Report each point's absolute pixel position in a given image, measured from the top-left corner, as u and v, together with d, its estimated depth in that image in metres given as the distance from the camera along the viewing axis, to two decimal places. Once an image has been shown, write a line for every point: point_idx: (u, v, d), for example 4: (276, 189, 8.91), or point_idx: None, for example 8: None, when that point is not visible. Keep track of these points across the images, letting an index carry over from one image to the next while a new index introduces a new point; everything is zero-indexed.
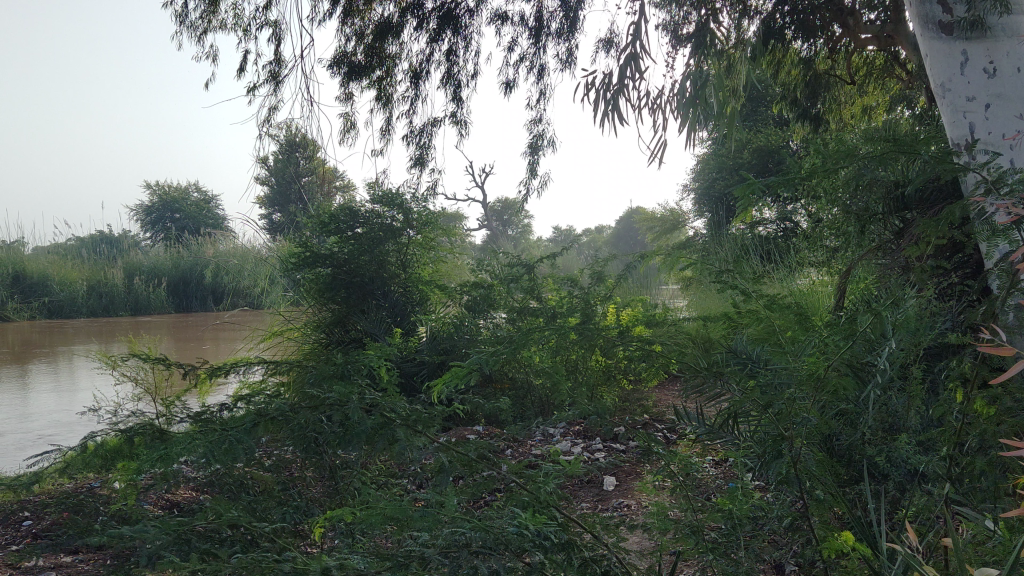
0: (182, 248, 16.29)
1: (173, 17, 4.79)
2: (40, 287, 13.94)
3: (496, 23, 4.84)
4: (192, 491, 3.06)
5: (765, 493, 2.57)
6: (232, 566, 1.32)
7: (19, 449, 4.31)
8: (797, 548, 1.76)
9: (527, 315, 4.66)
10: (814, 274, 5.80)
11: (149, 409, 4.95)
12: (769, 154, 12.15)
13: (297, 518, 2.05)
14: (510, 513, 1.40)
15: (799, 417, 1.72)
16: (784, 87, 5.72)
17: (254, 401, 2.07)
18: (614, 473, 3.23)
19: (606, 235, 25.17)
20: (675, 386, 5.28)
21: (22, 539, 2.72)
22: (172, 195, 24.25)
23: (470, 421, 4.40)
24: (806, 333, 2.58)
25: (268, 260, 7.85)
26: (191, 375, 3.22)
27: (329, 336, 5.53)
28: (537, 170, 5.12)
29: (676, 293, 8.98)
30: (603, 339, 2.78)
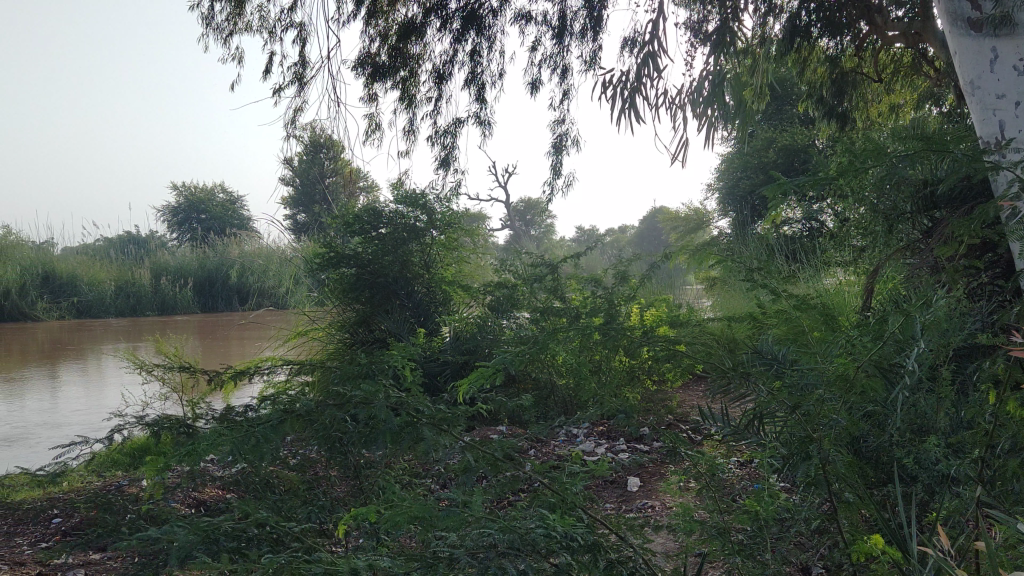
0: (209, 248, 16.45)
1: (199, 20, 4.83)
2: (69, 288, 14.09)
3: (519, 23, 4.84)
4: (218, 490, 3.08)
5: (791, 494, 2.52)
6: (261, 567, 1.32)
7: (46, 447, 4.39)
8: (825, 550, 1.74)
9: (551, 315, 4.65)
10: (840, 274, 5.75)
11: (177, 409, 5.00)
12: (794, 153, 12.03)
13: (323, 518, 2.05)
14: (536, 514, 1.40)
15: (828, 419, 1.70)
16: (810, 85, 5.67)
17: (279, 401, 2.08)
18: (638, 473, 3.22)
19: (630, 236, 25.13)
20: (698, 386, 5.26)
21: (51, 536, 2.76)
22: (198, 195, 24.48)
23: (493, 420, 4.40)
24: (833, 333, 2.55)
25: (294, 260, 7.91)
26: (215, 377, 3.25)
27: (352, 336, 5.56)
28: (561, 170, 5.11)
29: (700, 293, 8.94)
30: (627, 339, 2.77)
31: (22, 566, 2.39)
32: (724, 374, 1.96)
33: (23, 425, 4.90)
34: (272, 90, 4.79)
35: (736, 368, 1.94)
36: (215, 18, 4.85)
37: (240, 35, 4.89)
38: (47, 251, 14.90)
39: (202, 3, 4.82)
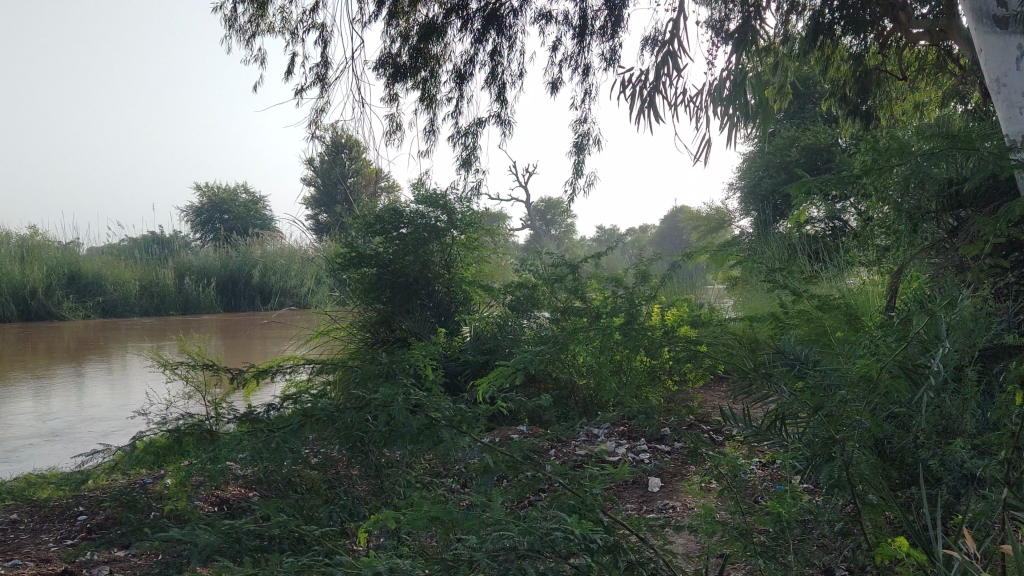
0: (231, 248, 16.62)
1: (222, 22, 4.87)
2: (94, 287, 14.19)
3: (540, 23, 4.84)
4: (241, 488, 3.10)
5: (815, 495, 2.50)
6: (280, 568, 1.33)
7: (73, 446, 4.42)
8: (848, 552, 1.73)
9: (572, 315, 4.64)
10: (864, 273, 5.70)
11: (200, 409, 5.03)
12: (817, 152, 11.93)
13: (344, 517, 2.06)
14: (555, 516, 1.39)
15: (852, 420, 1.69)
16: (833, 83, 5.62)
17: (300, 401, 2.10)
18: (659, 474, 3.20)
19: (651, 236, 25.06)
20: (720, 387, 5.23)
21: (77, 533, 2.79)
22: (221, 196, 24.69)
23: (514, 421, 4.39)
24: (857, 333, 2.52)
25: (315, 260, 7.95)
26: (238, 376, 3.27)
27: (374, 335, 5.58)
28: (583, 170, 5.10)
29: (722, 293, 8.90)
30: (648, 339, 2.75)
31: (49, 563, 2.41)
32: (746, 375, 1.95)
33: (50, 424, 4.95)
34: (294, 91, 4.82)
35: (758, 368, 1.93)
36: (238, 20, 4.89)
37: (262, 36, 4.92)
38: (73, 251, 15.01)
39: (225, 5, 4.86)
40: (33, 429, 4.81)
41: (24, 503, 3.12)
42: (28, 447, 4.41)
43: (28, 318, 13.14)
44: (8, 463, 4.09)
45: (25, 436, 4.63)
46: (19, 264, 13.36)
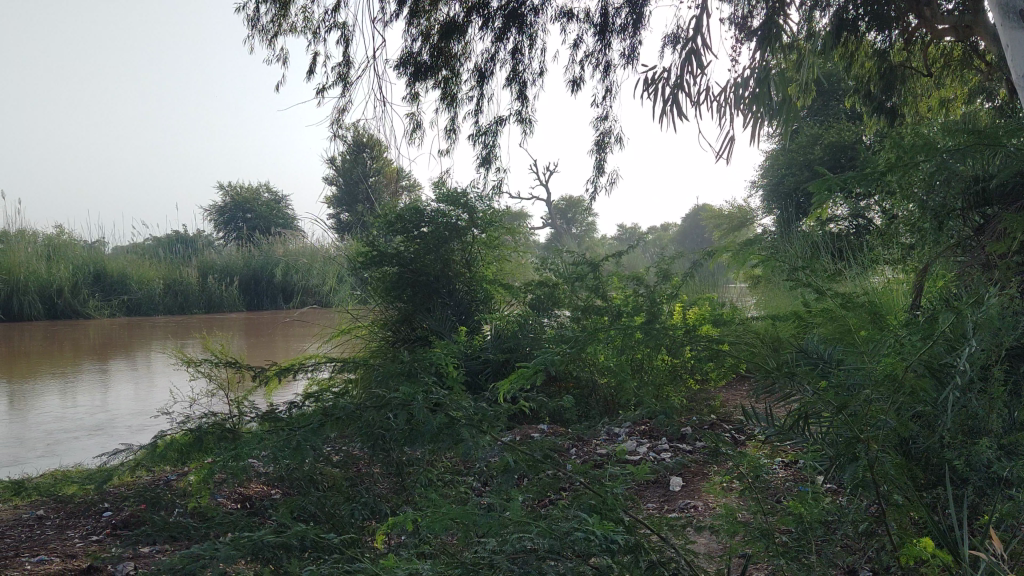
0: (254, 248, 16.75)
1: (245, 22, 4.90)
2: (119, 286, 14.30)
3: (561, 21, 4.83)
4: (263, 485, 3.11)
5: (838, 495, 2.47)
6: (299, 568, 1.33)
7: (100, 442, 4.48)
8: (872, 552, 1.72)
9: (592, 313, 4.63)
10: (888, 272, 5.65)
11: (223, 406, 5.06)
12: (841, 149, 11.82)
13: (365, 515, 2.06)
14: (577, 515, 1.38)
15: (876, 420, 1.67)
16: (858, 80, 5.57)
17: (322, 399, 2.11)
18: (681, 474, 3.19)
19: (672, 234, 24.98)
20: (742, 386, 5.20)
21: (102, 530, 2.81)
22: (244, 195, 24.92)
23: (535, 420, 4.39)
24: (881, 332, 2.49)
25: (337, 259, 7.98)
26: (260, 374, 3.29)
27: (395, 334, 5.59)
28: (604, 168, 5.09)
29: (744, 292, 8.86)
30: (669, 338, 2.74)
31: (74, 559, 2.44)
32: (768, 374, 1.93)
33: (77, 421, 5.00)
34: (317, 91, 4.84)
35: (781, 367, 1.92)
36: (261, 20, 4.91)
37: (285, 36, 4.95)
38: (98, 249, 15.14)
39: (248, 6, 4.89)
40: (61, 426, 4.86)
41: (49, 499, 3.16)
42: (56, 443, 4.46)
43: (55, 317, 13.25)
44: (37, 459, 4.15)
45: (53, 433, 4.70)
46: (45, 264, 13.47)
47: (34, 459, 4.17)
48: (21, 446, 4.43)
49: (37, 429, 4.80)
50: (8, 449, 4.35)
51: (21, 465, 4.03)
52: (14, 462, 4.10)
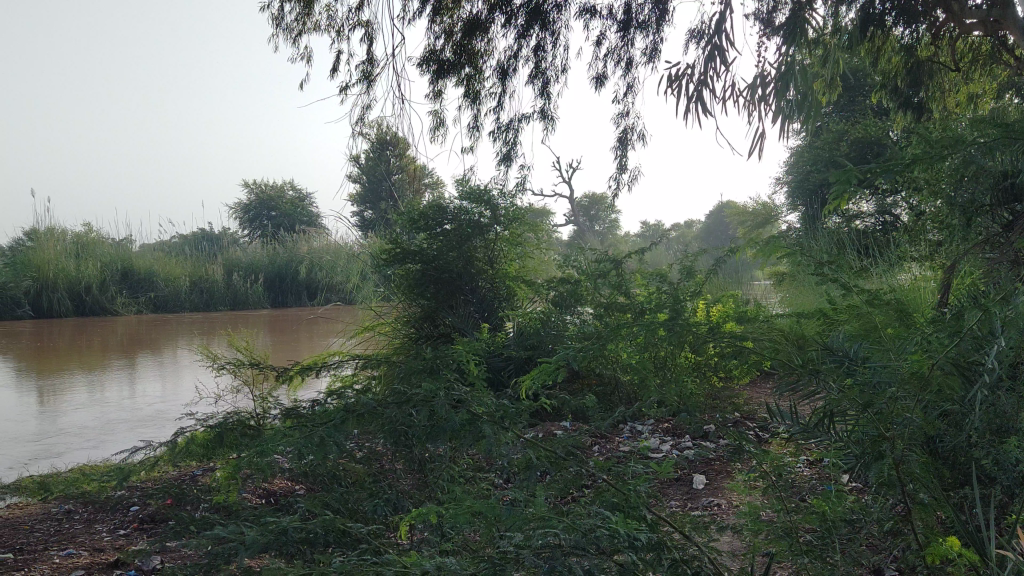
0: (279, 245, 16.88)
1: (269, 21, 4.92)
2: (146, 283, 14.45)
3: (584, 17, 4.81)
4: (287, 481, 3.14)
5: (863, 495, 2.45)
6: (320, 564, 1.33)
7: (136, 435, 4.57)
8: (897, 552, 1.70)
9: (615, 310, 4.61)
10: (915, 269, 5.59)
11: (248, 403, 5.11)
12: (868, 145, 11.69)
13: (388, 511, 2.06)
14: (601, 513, 1.38)
15: (902, 418, 1.65)
16: (884, 76, 5.51)
17: (345, 396, 2.12)
18: (704, 472, 3.18)
19: (697, 232, 24.90)
20: (766, 384, 5.17)
21: (129, 524, 2.85)
22: (269, 194, 25.17)
23: (558, 417, 4.39)
24: (908, 329, 2.46)
25: (361, 256, 8.02)
26: (284, 372, 3.31)
27: (418, 331, 5.61)
28: (626, 165, 5.07)
29: (768, 289, 8.81)
30: (692, 335, 2.72)
31: (102, 553, 2.47)
32: (792, 371, 1.93)
33: (105, 416, 5.06)
34: (340, 88, 4.86)
35: (806, 364, 1.90)
36: (285, 19, 4.94)
37: (308, 35, 4.97)
38: (125, 247, 15.30)
39: (272, 4, 4.91)
40: (98, 419, 4.97)
41: (78, 494, 3.20)
42: (93, 436, 4.55)
43: (83, 313, 13.40)
44: (70, 453, 4.22)
45: (94, 425, 4.81)
46: (73, 261, 13.64)
47: (75, 450, 4.27)
48: (61, 439, 4.53)
49: (75, 422, 4.91)
50: (49, 442, 4.46)
51: (61, 457, 4.13)
52: (57, 454, 4.21)
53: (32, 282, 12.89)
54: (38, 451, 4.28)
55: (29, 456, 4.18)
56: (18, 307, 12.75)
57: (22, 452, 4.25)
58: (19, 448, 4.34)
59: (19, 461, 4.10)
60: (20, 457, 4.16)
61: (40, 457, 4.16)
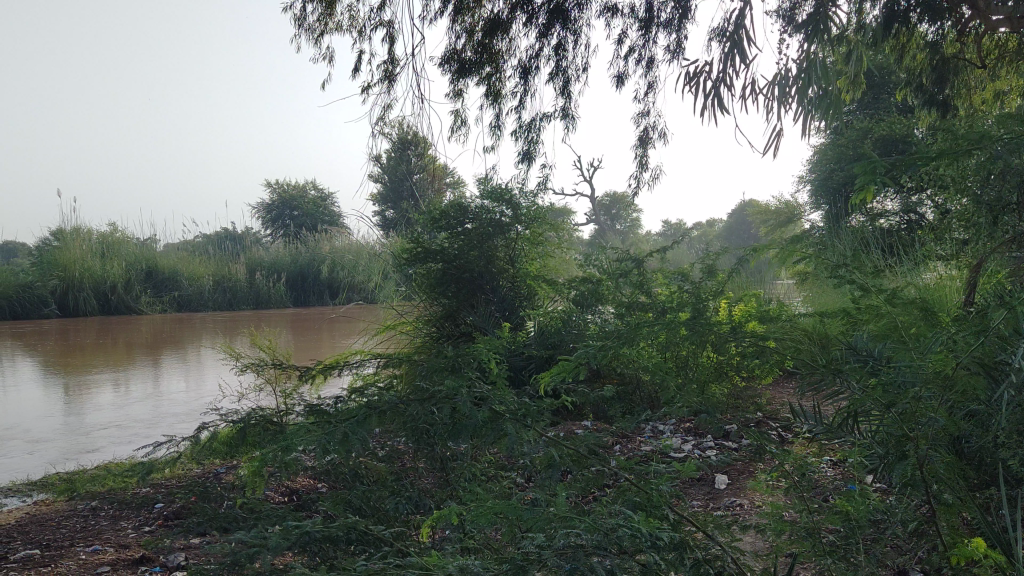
0: (301, 245, 17.00)
1: (292, 21, 4.95)
2: (170, 282, 14.62)
3: (605, 15, 4.80)
4: (310, 479, 3.16)
5: (888, 496, 2.43)
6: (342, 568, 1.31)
7: (167, 430, 4.65)
8: (922, 552, 1.69)
9: (637, 310, 4.61)
10: (941, 268, 5.54)
11: (271, 401, 5.15)
12: (892, 143, 11.58)
13: (410, 509, 2.08)
14: (623, 512, 1.38)
15: (926, 417, 1.63)
16: (909, 73, 5.46)
17: (367, 394, 2.14)
18: (726, 472, 3.16)
19: (718, 231, 24.82)
20: (789, 384, 5.14)
21: (154, 521, 2.89)
22: (291, 194, 25.36)
23: (579, 415, 4.39)
24: (932, 329, 2.44)
25: (383, 255, 8.06)
26: (307, 370, 3.34)
27: (439, 330, 5.63)
28: (648, 164, 5.06)
29: (790, 289, 8.78)
30: (714, 334, 2.72)
31: (128, 549, 2.51)
32: (816, 370, 1.92)
33: (129, 414, 5.11)
34: (361, 88, 4.88)
35: (828, 364, 1.90)
36: (307, 19, 4.97)
37: (331, 35, 5.00)
38: (150, 246, 15.46)
39: (294, 4, 4.94)
40: (131, 416, 5.05)
41: (104, 491, 3.24)
42: (129, 432, 4.64)
43: (108, 312, 13.56)
44: (95, 450, 4.27)
45: (147, 418, 4.99)
46: (99, 260, 13.79)
47: (110, 445, 4.34)
48: (113, 430, 4.69)
49: (123, 416, 5.06)
50: (107, 432, 4.64)
51: (101, 452, 4.21)
52: (94, 449, 4.29)
53: (58, 282, 13.07)
54: (76, 445, 4.37)
55: (72, 450, 4.29)
56: (44, 306, 12.92)
57: (62, 447, 4.35)
58: (74, 440, 4.50)
59: (59, 455, 4.19)
60: (59, 452, 4.25)
61: (79, 451, 4.25)
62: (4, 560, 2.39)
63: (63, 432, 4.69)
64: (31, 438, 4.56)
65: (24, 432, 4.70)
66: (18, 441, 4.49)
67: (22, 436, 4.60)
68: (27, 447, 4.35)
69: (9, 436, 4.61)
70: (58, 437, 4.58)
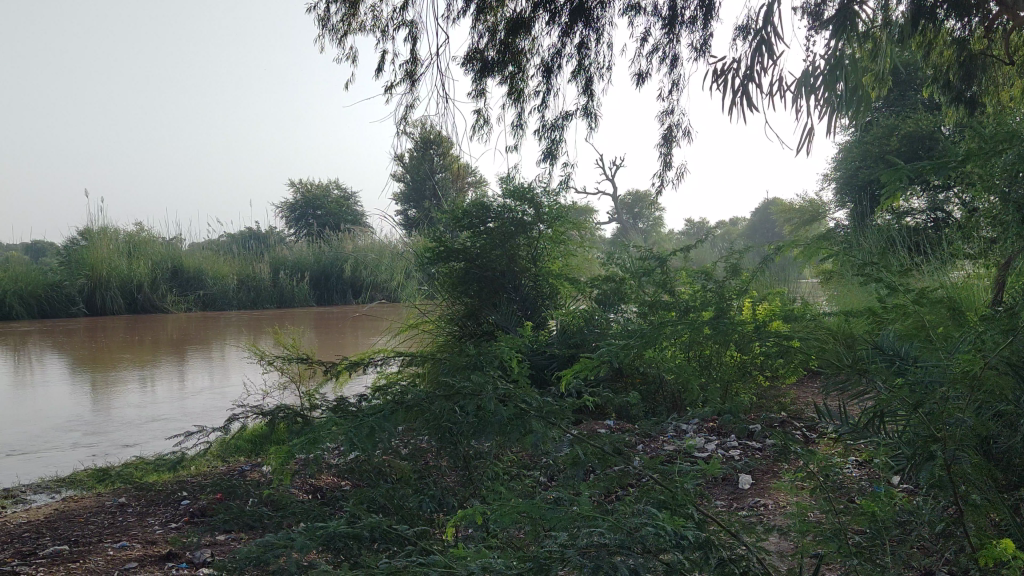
0: (324, 244, 17.09)
1: (315, 22, 4.97)
2: (195, 281, 14.75)
3: (629, 14, 4.78)
4: (334, 477, 3.18)
5: (914, 497, 2.40)
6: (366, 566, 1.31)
7: (199, 426, 4.73)
8: (951, 554, 1.68)
9: (660, 309, 4.59)
10: (968, 266, 5.48)
11: (294, 399, 5.18)
12: (919, 140, 11.45)
13: (433, 508, 2.09)
14: (647, 511, 1.37)
15: (954, 417, 1.61)
16: (936, 69, 5.39)
17: (391, 392, 2.15)
18: (750, 471, 3.15)
19: (741, 229, 24.70)
20: (814, 383, 5.11)
21: (180, 517, 2.92)
22: (314, 194, 25.51)
23: (602, 414, 4.39)
24: (959, 329, 2.41)
25: (405, 255, 8.08)
26: (330, 369, 3.35)
27: (462, 329, 5.63)
28: (672, 162, 5.03)
29: (815, 287, 8.72)
30: (738, 334, 2.70)
31: (154, 545, 2.53)
32: (841, 371, 1.90)
33: (156, 412, 5.16)
34: (384, 88, 4.88)
35: (854, 364, 1.89)
36: (331, 19, 4.99)
37: (354, 35, 5.02)
38: (176, 245, 15.60)
39: (318, 5, 4.96)
40: (156, 413, 5.11)
41: (131, 488, 3.28)
42: (162, 427, 4.72)
43: (135, 309, 13.72)
44: (124, 447, 4.32)
45: (194, 411, 5.14)
46: (125, 259, 13.94)
47: (145, 441, 4.42)
48: (160, 423, 4.83)
49: (166, 411, 5.19)
50: (161, 424, 4.80)
51: (139, 446, 4.30)
52: (130, 444, 4.37)
53: (86, 281, 13.23)
54: (119, 439, 4.48)
55: (116, 443, 4.40)
56: (72, 304, 13.09)
57: (110, 441, 4.47)
58: (128, 432, 4.65)
59: (98, 450, 4.28)
60: (97, 447, 4.34)
61: (116, 446, 4.33)
62: (35, 555, 2.42)
63: (123, 424, 4.87)
64: (92, 430, 4.73)
65: (56, 428, 4.79)
66: (51, 438, 4.56)
67: (55, 432, 4.68)
68: (59, 443, 4.42)
69: (43, 432, 4.69)
70: (119, 428, 4.76)
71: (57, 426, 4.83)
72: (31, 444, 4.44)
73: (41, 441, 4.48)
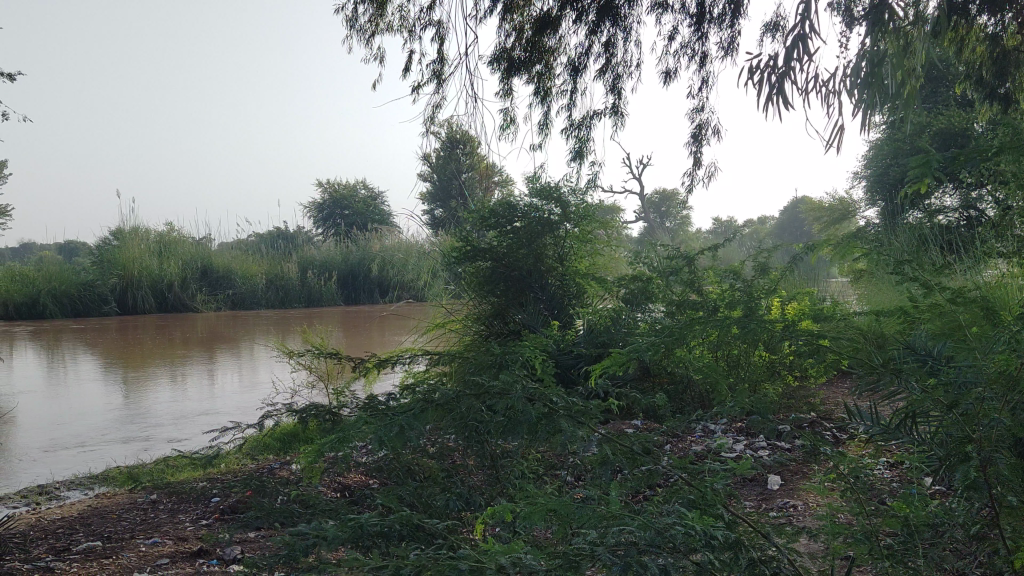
0: (352, 244, 17.20)
1: (344, 22, 5.00)
2: (225, 281, 14.91)
3: (656, 12, 4.75)
4: (362, 475, 3.20)
5: (946, 499, 2.37)
6: (395, 563, 1.32)
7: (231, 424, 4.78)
8: (985, 556, 1.65)
9: (687, 308, 4.57)
10: (1002, 265, 5.39)
11: (322, 397, 5.22)
12: (951, 137, 11.29)
13: (462, 506, 2.09)
14: (676, 510, 1.37)
15: (988, 419, 1.59)
16: (969, 66, 5.31)
17: (420, 391, 2.15)
18: (779, 472, 3.13)
19: (769, 228, 24.51)
20: (843, 383, 5.06)
21: (210, 514, 2.95)
22: (341, 194, 25.67)
23: (629, 414, 4.38)
24: (993, 328, 2.38)
25: (432, 254, 8.11)
26: (359, 367, 3.37)
27: (488, 328, 5.64)
28: (700, 161, 5.00)
29: (844, 287, 8.65)
30: (767, 333, 2.68)
31: (186, 542, 2.56)
32: (873, 370, 1.88)
33: (187, 409, 5.23)
34: (412, 88, 4.91)
35: (887, 363, 1.87)
36: (359, 20, 5.02)
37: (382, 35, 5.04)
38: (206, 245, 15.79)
39: (347, 6, 5.00)
40: (188, 410, 5.18)
41: (162, 485, 3.32)
42: (193, 424, 4.79)
43: (166, 309, 13.89)
44: (156, 443, 4.38)
45: (223, 409, 5.20)
46: (156, 259, 14.13)
47: (176, 438, 4.48)
48: (191, 421, 4.89)
49: (204, 407, 5.27)
50: (194, 422, 4.86)
51: (170, 443, 4.35)
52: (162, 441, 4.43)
53: (117, 280, 13.42)
54: (150, 437, 4.54)
55: (158, 438, 4.49)
56: (105, 303, 13.29)
57: (142, 437, 4.53)
58: (168, 427, 4.74)
59: (131, 447, 4.34)
60: (129, 443, 4.40)
61: (153, 442, 4.41)
62: (69, 550, 2.47)
63: (161, 419, 4.95)
64: (126, 426, 4.81)
65: (92, 424, 4.87)
66: (87, 433, 4.64)
67: (91, 428, 4.76)
68: (94, 439, 4.50)
69: (79, 428, 4.77)
70: (158, 424, 4.85)
71: (99, 422, 4.92)
72: (73, 439, 4.54)
73: (82, 437, 4.57)
